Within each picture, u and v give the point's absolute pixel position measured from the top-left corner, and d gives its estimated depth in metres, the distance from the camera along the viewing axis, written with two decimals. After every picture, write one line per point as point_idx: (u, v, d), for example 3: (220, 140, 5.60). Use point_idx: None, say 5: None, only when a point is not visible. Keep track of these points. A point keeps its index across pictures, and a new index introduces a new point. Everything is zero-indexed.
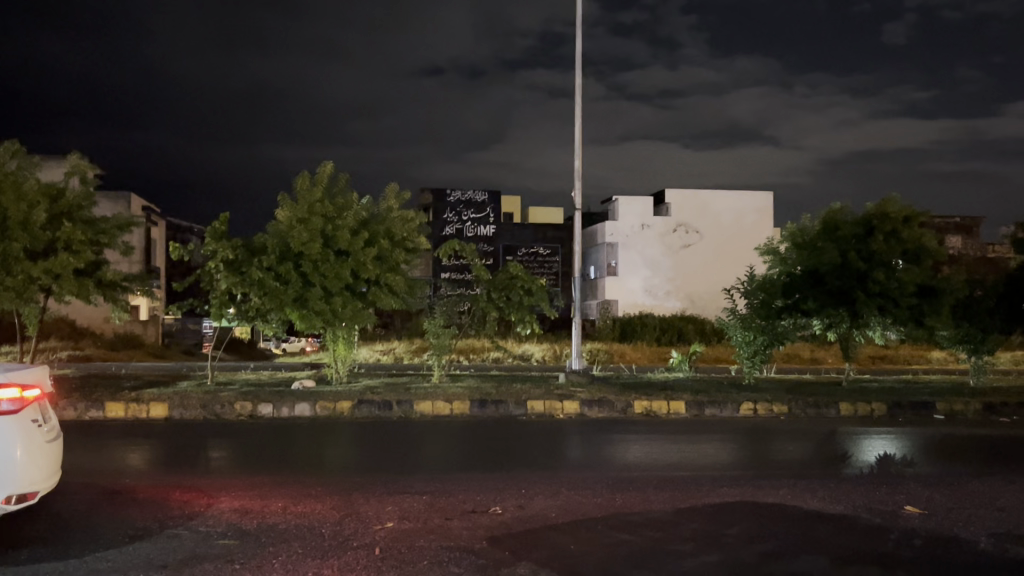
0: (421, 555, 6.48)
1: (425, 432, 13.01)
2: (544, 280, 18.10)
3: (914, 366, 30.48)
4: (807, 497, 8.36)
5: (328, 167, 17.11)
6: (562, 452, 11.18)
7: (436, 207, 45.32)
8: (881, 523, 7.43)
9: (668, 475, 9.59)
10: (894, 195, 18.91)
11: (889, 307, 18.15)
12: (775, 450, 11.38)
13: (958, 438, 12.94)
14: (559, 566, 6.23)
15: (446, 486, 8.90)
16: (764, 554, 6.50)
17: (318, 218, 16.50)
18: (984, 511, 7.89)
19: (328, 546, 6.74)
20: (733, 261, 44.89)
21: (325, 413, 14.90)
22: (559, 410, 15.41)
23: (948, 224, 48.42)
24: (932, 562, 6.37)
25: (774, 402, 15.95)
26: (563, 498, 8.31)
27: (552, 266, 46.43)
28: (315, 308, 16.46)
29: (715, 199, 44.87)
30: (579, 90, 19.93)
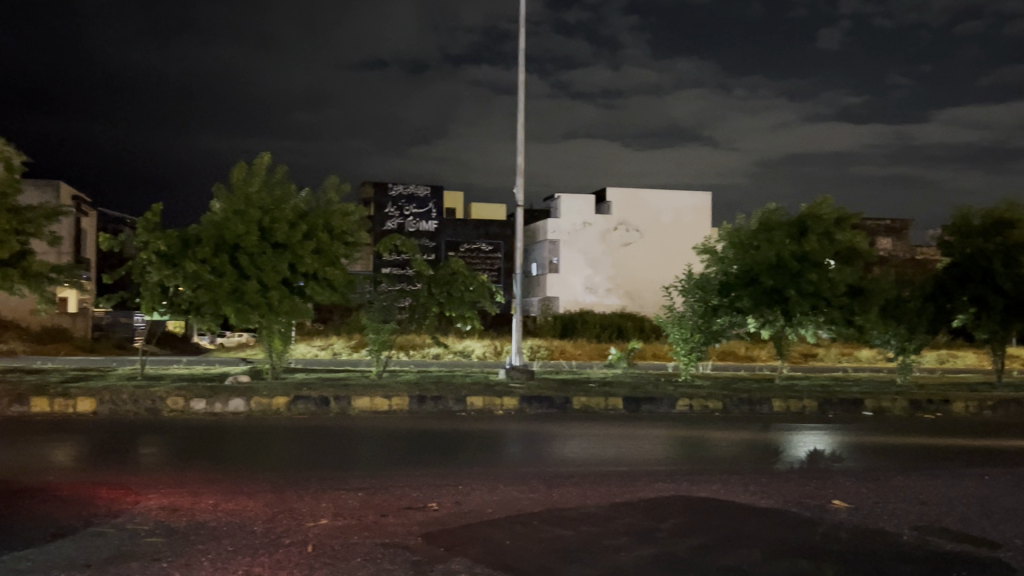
0: (353, 554, 6.38)
1: (369, 427, 13.05)
2: (485, 276, 18.06)
3: (843, 364, 31.36)
4: (737, 491, 8.59)
5: (266, 158, 16.82)
6: (500, 448, 11.25)
7: (376, 201, 45.05)
8: (811, 518, 7.56)
9: (604, 470, 9.71)
10: (828, 196, 19.33)
11: (821, 306, 18.48)
12: (709, 443, 11.81)
13: (887, 433, 13.54)
14: (495, 563, 6.18)
15: (383, 481, 8.90)
16: (695, 550, 6.54)
17: (255, 210, 16.28)
18: (905, 505, 8.15)
19: (259, 545, 6.58)
20: (672, 260, 45.46)
21: (261, 409, 14.63)
22: (498, 406, 15.43)
23: (878, 227, 49.75)
24: (858, 554, 6.53)
25: (709, 399, 16.16)
26: (501, 494, 8.30)
27: (493, 262, 46.70)
28: (249, 301, 16.12)
29: (654, 198, 45.51)
30: (523, 80, 19.83)
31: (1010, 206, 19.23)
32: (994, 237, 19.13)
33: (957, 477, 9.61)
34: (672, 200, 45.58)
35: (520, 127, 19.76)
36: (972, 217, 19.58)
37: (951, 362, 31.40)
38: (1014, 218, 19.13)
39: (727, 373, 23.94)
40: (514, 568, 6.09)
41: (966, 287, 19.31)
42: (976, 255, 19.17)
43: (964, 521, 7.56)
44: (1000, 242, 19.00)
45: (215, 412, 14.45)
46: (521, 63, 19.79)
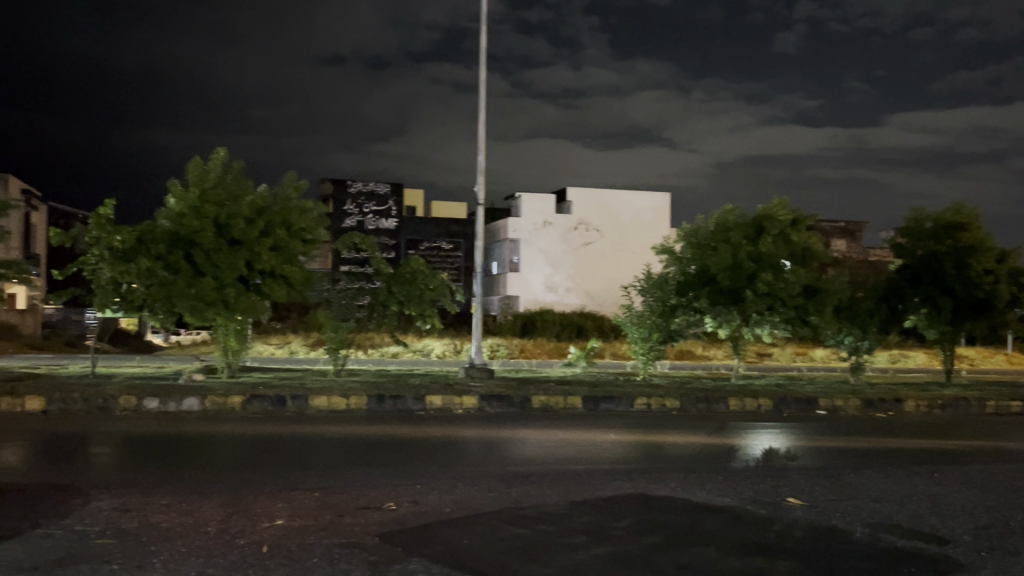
0: (310, 554, 6.32)
1: (326, 427, 12.94)
2: (445, 275, 18.01)
3: (798, 364, 31.77)
4: (694, 489, 8.67)
5: (222, 153, 16.58)
6: (459, 447, 11.19)
7: (335, 198, 44.74)
8: (766, 515, 7.67)
9: (562, 468, 9.73)
10: (784, 198, 19.59)
11: (777, 306, 18.75)
12: (667, 443, 11.86)
13: (841, 432, 13.71)
14: (453, 563, 6.15)
15: (340, 481, 8.82)
16: (651, 547, 6.61)
17: (211, 205, 16.03)
18: (858, 502, 8.27)
19: (213, 545, 6.49)
20: (631, 260, 45.73)
21: (216, 408, 14.42)
22: (457, 405, 15.37)
23: (833, 229, 50.52)
24: (808, 551, 6.62)
25: (667, 398, 16.33)
26: (458, 494, 8.27)
27: (453, 260, 46.57)
28: (205, 298, 15.91)
29: (614, 198, 45.74)
30: (484, 78, 19.79)
31: (960, 209, 19.66)
32: (945, 239, 19.55)
33: (908, 475, 9.80)
34: (632, 200, 45.83)
35: (481, 125, 19.73)
36: (924, 221, 19.99)
37: (902, 362, 31.98)
38: (964, 221, 19.56)
39: (687, 373, 23.64)
40: (471, 567, 6.06)
41: (918, 288, 19.73)
42: (929, 257, 19.60)
43: (914, 518, 7.71)
44: (950, 245, 19.43)
45: (169, 411, 14.21)
46: (483, 62, 19.77)
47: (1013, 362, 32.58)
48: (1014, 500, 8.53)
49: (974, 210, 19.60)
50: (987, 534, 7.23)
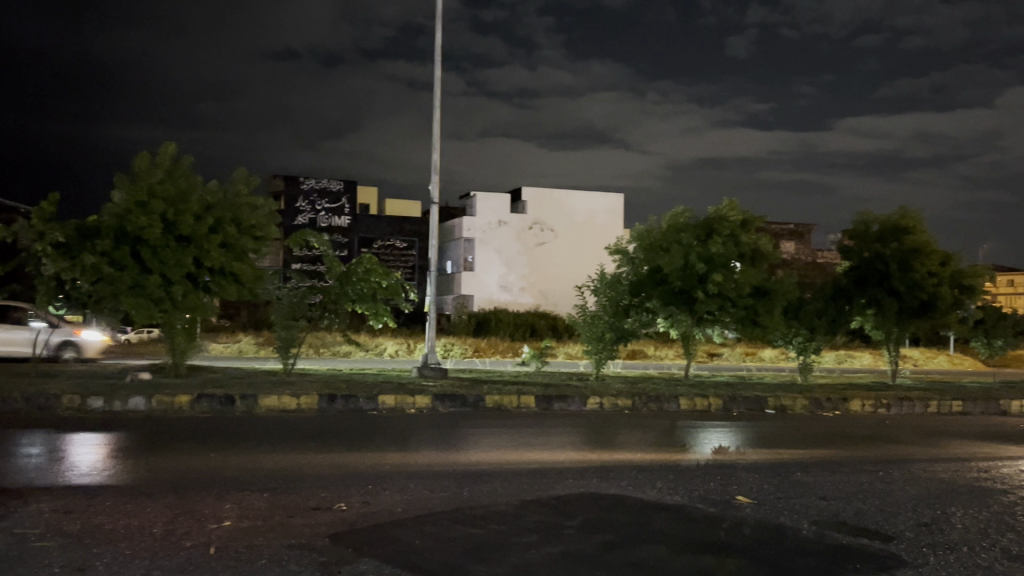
0: (258, 556, 6.23)
1: (275, 426, 12.74)
2: (398, 273, 17.81)
3: (748, 364, 32.19)
4: (645, 488, 8.70)
5: (171, 149, 16.29)
6: (410, 447, 11.08)
7: (288, 195, 44.29)
8: (715, 513, 7.74)
9: (513, 468, 9.71)
10: (734, 200, 19.87)
11: (727, 307, 19.05)
12: (620, 442, 11.86)
13: (789, 431, 13.84)
14: (403, 563, 6.12)
15: (290, 482, 8.73)
16: (601, 546, 6.63)
17: (159, 200, 15.71)
18: (804, 500, 8.39)
19: (158, 547, 6.37)
20: (585, 260, 46.04)
21: (163, 407, 14.15)
22: (410, 405, 15.28)
23: (781, 231, 51.28)
24: (755, 548, 6.71)
25: (619, 397, 16.44)
26: (411, 494, 8.21)
27: (407, 258, 46.31)
28: (152, 295, 15.61)
29: (568, 198, 45.95)
30: (438, 76, 19.68)
31: (904, 214, 20.14)
32: (891, 242, 20.04)
33: (857, 474, 9.94)
34: (586, 201, 46.10)
35: (434, 124, 19.64)
36: (871, 224, 20.47)
37: (849, 362, 32.60)
38: (909, 225, 20.02)
39: (642, 372, 23.47)
40: (422, 567, 6.03)
41: (865, 290, 20.18)
42: (875, 259, 20.07)
43: (860, 515, 7.87)
44: (896, 247, 19.89)
45: (114, 410, 13.90)
46: (437, 60, 19.67)
47: (954, 362, 33.38)
48: (956, 498, 8.72)
49: (918, 214, 20.08)
50: (929, 530, 7.40)
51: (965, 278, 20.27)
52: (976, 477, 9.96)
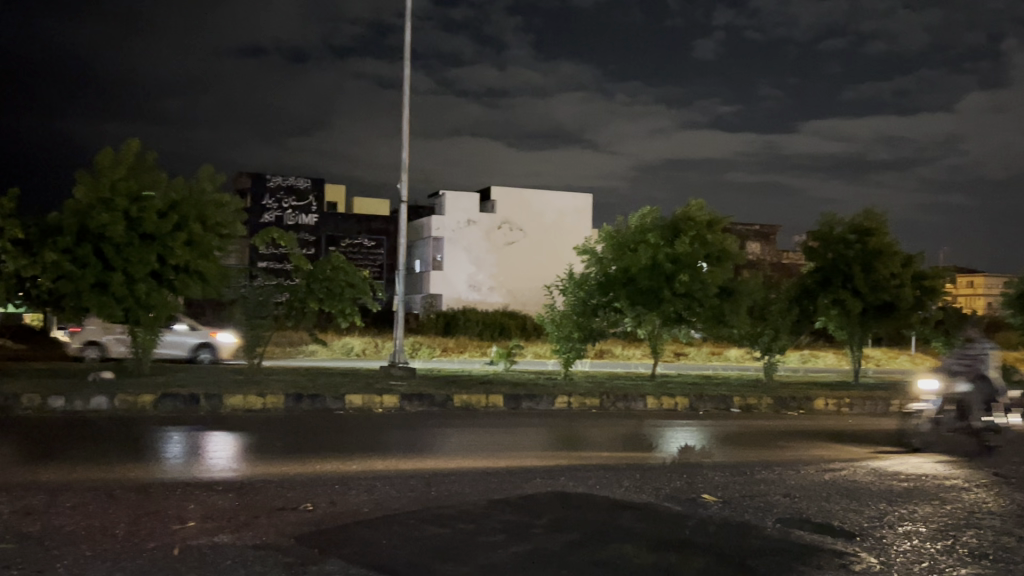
0: (223, 556, 6.18)
1: (240, 427, 12.59)
2: (366, 272, 17.71)
3: (715, 364, 32.42)
4: (613, 487, 8.74)
5: (134, 144, 16.07)
6: (376, 447, 11.01)
7: (254, 193, 44.00)
8: (681, 511, 7.80)
9: (481, 468, 9.70)
10: (700, 200, 20.09)
11: (694, 307, 19.17)
12: (587, 441, 11.89)
13: (754, 430, 13.95)
14: (369, 563, 6.10)
15: (254, 482, 8.65)
16: (567, 545, 6.65)
17: (122, 197, 15.47)
18: (768, 498, 8.49)
19: (120, 549, 6.28)
20: (553, 260, 46.19)
21: (126, 406, 13.94)
22: (377, 405, 15.22)
23: (748, 232, 51.87)
24: (719, 546, 6.78)
25: (587, 396, 16.50)
26: (378, 494, 8.18)
27: (375, 257, 46.11)
28: (115, 294, 15.40)
29: (537, 198, 46.10)
30: (407, 74, 19.61)
31: (868, 216, 20.49)
32: (853, 244, 20.37)
33: (820, 473, 10.04)
34: (555, 201, 46.28)
35: (403, 122, 19.56)
36: (835, 226, 20.78)
37: (812, 362, 32.95)
38: (872, 227, 20.37)
39: (614, 372, 22.96)
40: (388, 567, 6.01)
41: (829, 291, 20.37)
42: (839, 261, 20.40)
43: (823, 512, 7.99)
44: (858, 248, 20.28)
45: (76, 410, 13.68)
46: (407, 59, 19.60)
47: (915, 361, 33.89)
48: (916, 496, 8.86)
49: (881, 216, 20.45)
50: (890, 527, 7.52)
51: (926, 280, 20.64)
52: (937, 475, 10.12)
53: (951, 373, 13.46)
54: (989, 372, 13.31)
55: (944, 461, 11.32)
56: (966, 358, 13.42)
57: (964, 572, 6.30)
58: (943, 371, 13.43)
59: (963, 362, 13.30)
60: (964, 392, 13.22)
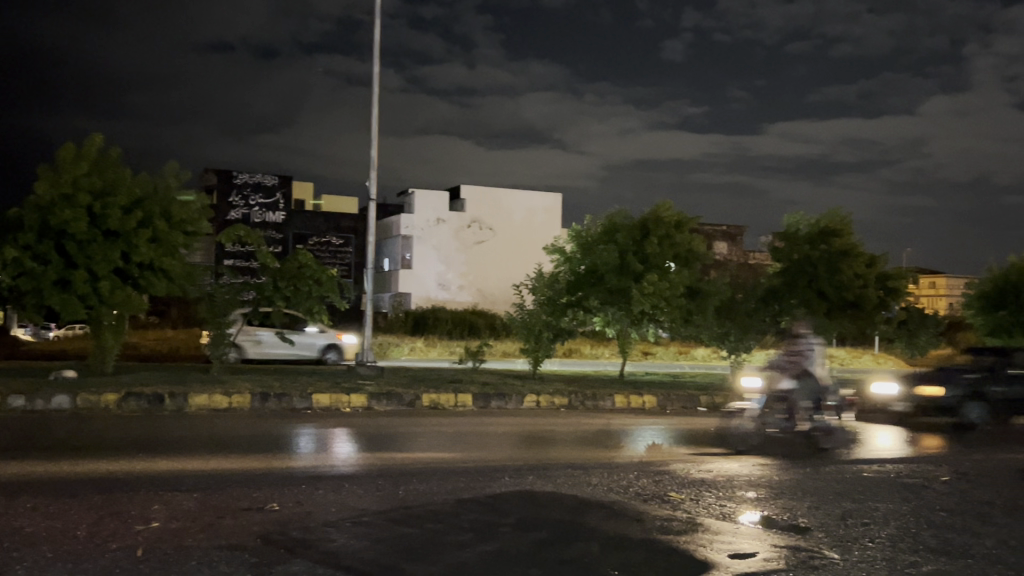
0: (188, 557, 6.11)
1: (206, 425, 12.44)
2: (334, 270, 17.51)
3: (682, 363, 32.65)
4: (581, 485, 8.78)
5: (97, 139, 15.82)
6: (345, 446, 10.96)
7: (220, 190, 43.44)
8: (648, 510, 7.86)
9: (450, 466, 9.68)
10: (668, 200, 20.23)
11: (663, 307, 19.04)
12: (555, 440, 11.93)
13: (722, 430, 14.07)
14: (336, 564, 6.05)
15: (220, 482, 8.56)
16: (534, 544, 6.65)
17: (85, 193, 15.24)
18: (734, 497, 8.58)
19: (81, 550, 6.18)
20: (523, 259, 46.17)
21: (88, 405, 13.73)
22: (345, 404, 15.13)
23: (715, 232, 52.29)
24: (686, 544, 6.82)
25: (556, 395, 16.54)
26: (345, 494, 8.13)
27: (342, 256, 45.86)
28: (77, 291, 15.18)
29: (507, 197, 46.16)
30: (376, 72, 19.51)
31: (833, 217, 20.80)
32: (819, 245, 20.66)
33: (722, 471, 9.99)
34: (524, 200, 46.34)
35: (373, 120, 19.46)
36: (801, 227, 21.10)
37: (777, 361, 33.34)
38: (837, 228, 20.70)
39: (593, 373, 22.46)
40: (354, 568, 5.97)
41: (794, 290, 20.69)
42: (804, 262, 20.66)
43: (788, 510, 8.06)
44: (824, 250, 20.60)
45: (36, 409, 13.42)
46: (377, 57, 19.50)
47: (878, 361, 34.44)
48: (879, 494, 8.99)
49: (845, 217, 20.85)
50: (853, 524, 7.61)
51: (889, 281, 20.92)
52: (899, 473, 10.26)
53: (775, 371, 13.13)
54: (812, 368, 13.10)
55: (757, 460, 10.90)
56: (791, 354, 13.21)
57: (926, 569, 6.40)
58: (769, 368, 13.15)
59: (789, 358, 13.04)
60: (788, 390, 12.93)
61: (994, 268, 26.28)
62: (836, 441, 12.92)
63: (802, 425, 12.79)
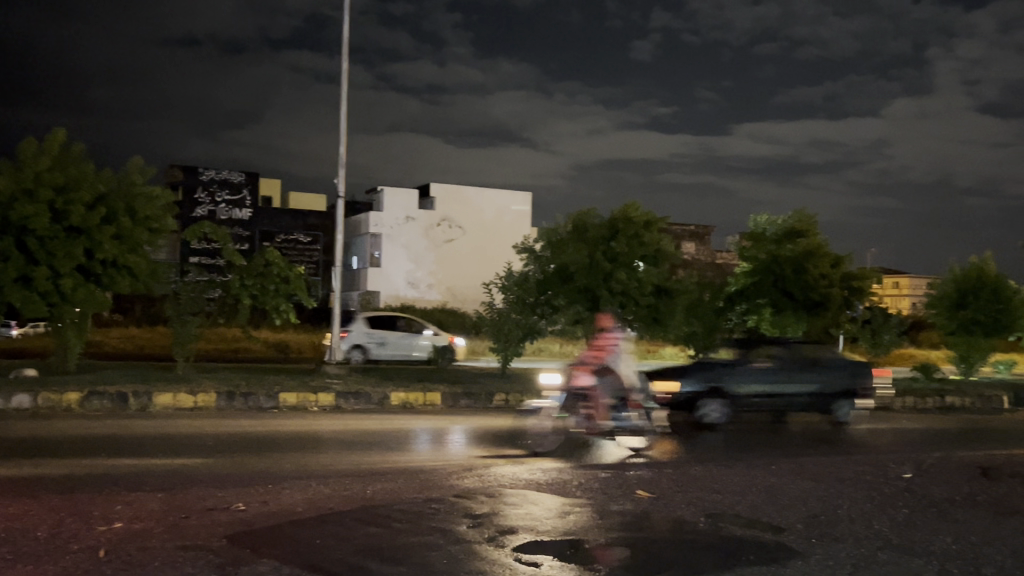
0: (153, 558, 6.03)
1: (171, 425, 12.31)
2: (302, 268, 17.35)
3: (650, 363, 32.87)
4: (548, 484, 8.84)
5: (60, 134, 15.56)
6: (311, 445, 10.91)
7: (184, 186, 42.85)
8: (614, 507, 7.91)
9: (418, 465, 9.68)
10: (636, 200, 20.24)
11: (629, 305, 19.42)
12: (523, 440, 11.98)
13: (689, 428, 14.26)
14: (303, 563, 6.02)
15: (185, 481, 8.46)
16: (503, 543, 6.66)
17: (46, 189, 14.98)
18: (698, 493, 8.67)
19: (42, 551, 6.08)
20: (492, 257, 46.18)
21: (49, 405, 13.50)
22: (312, 403, 15.05)
23: (682, 232, 52.68)
24: (653, 542, 6.86)
25: (524, 394, 16.60)
26: (311, 493, 8.08)
27: (310, 253, 45.56)
28: (38, 288, 14.94)
29: (477, 195, 46.08)
30: (345, 69, 19.39)
31: (799, 217, 21.03)
32: (787, 245, 20.85)
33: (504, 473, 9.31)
34: (494, 198, 46.34)
35: (341, 116, 19.36)
36: (767, 227, 21.28)
37: None
38: (803, 228, 20.93)
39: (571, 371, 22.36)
40: (322, 568, 5.94)
41: (760, 289, 21.09)
42: (772, 262, 20.87)
43: (752, 507, 8.15)
44: (792, 249, 20.75)
45: None
46: (346, 54, 19.39)
47: None
48: (842, 490, 9.14)
49: (811, 218, 21.07)
50: (817, 521, 7.71)
51: (854, 280, 21.14)
52: (860, 470, 10.43)
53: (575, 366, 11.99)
54: (616, 362, 11.91)
55: (723, 458, 11.04)
56: (595, 348, 11.99)
57: (888, 565, 6.51)
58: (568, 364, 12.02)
59: (590, 352, 11.90)
60: (586, 385, 11.76)
61: (955, 268, 26.69)
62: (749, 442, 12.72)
63: (598, 425, 11.72)
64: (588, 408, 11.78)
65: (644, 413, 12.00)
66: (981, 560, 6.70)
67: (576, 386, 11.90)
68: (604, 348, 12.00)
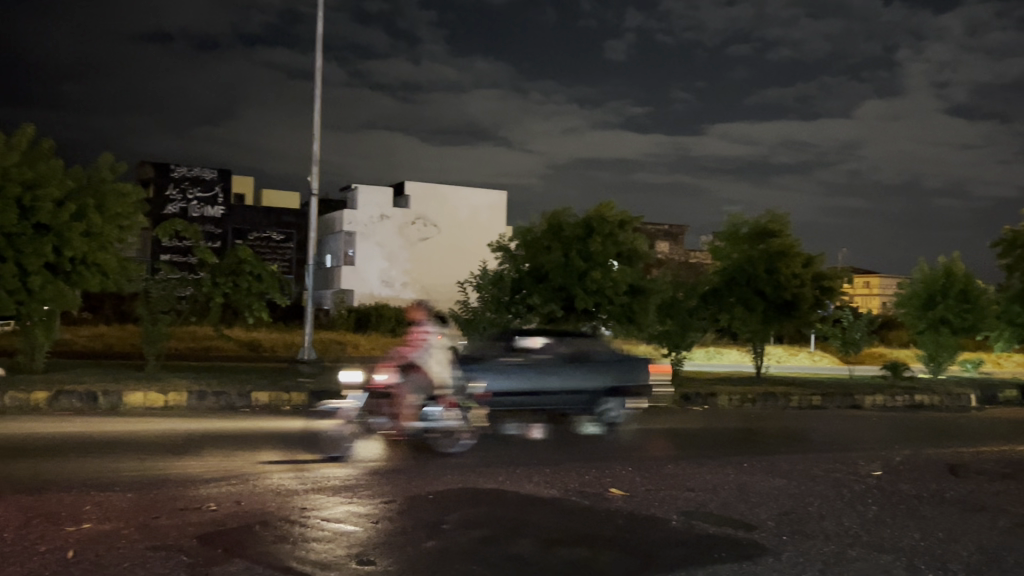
0: (121, 559, 5.97)
1: (140, 425, 12.14)
2: (275, 266, 17.21)
3: None
4: (523, 482, 8.82)
5: (29, 130, 15.35)
6: (282, 445, 10.81)
7: (156, 182, 42.82)
8: (586, 505, 7.92)
9: (391, 464, 9.62)
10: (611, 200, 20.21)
11: (604, 304, 19.46)
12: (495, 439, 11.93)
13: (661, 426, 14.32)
14: (275, 563, 5.98)
15: (156, 481, 8.36)
16: (477, 541, 6.65)
17: (14, 184, 14.75)
18: (671, 491, 8.69)
19: (9, 553, 6.00)
20: (467, 256, 46.07)
21: (17, 404, 13.30)
22: (286, 402, 14.96)
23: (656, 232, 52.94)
24: (624, 540, 6.88)
25: None
26: (282, 493, 8.01)
27: (283, 251, 45.24)
28: (6, 286, 14.73)
29: (452, 194, 46.01)
30: (320, 66, 19.30)
31: (772, 217, 21.16)
32: (759, 244, 21.01)
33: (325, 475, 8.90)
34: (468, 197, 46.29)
35: (314, 114, 19.25)
36: (741, 227, 21.36)
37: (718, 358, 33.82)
38: (776, 228, 21.06)
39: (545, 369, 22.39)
40: (293, 568, 5.91)
41: (733, 288, 21.24)
42: (744, 262, 20.99)
43: (725, 505, 8.20)
44: (763, 249, 20.90)
45: None
46: (321, 51, 19.28)
47: (816, 360, 35.22)
48: (814, 487, 9.21)
49: (784, 218, 21.20)
50: (789, 519, 7.77)
51: (826, 280, 21.19)
52: (832, 467, 10.52)
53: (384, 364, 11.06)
54: (424, 359, 10.84)
55: (695, 456, 11.09)
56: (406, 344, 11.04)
57: (860, 561, 6.58)
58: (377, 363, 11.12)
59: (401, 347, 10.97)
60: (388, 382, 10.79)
61: (925, 269, 27.04)
62: (721, 442, 12.77)
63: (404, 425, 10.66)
64: (393, 408, 10.78)
65: (461, 413, 10.78)
66: (949, 555, 6.80)
67: (380, 386, 10.92)
68: (414, 343, 10.94)
